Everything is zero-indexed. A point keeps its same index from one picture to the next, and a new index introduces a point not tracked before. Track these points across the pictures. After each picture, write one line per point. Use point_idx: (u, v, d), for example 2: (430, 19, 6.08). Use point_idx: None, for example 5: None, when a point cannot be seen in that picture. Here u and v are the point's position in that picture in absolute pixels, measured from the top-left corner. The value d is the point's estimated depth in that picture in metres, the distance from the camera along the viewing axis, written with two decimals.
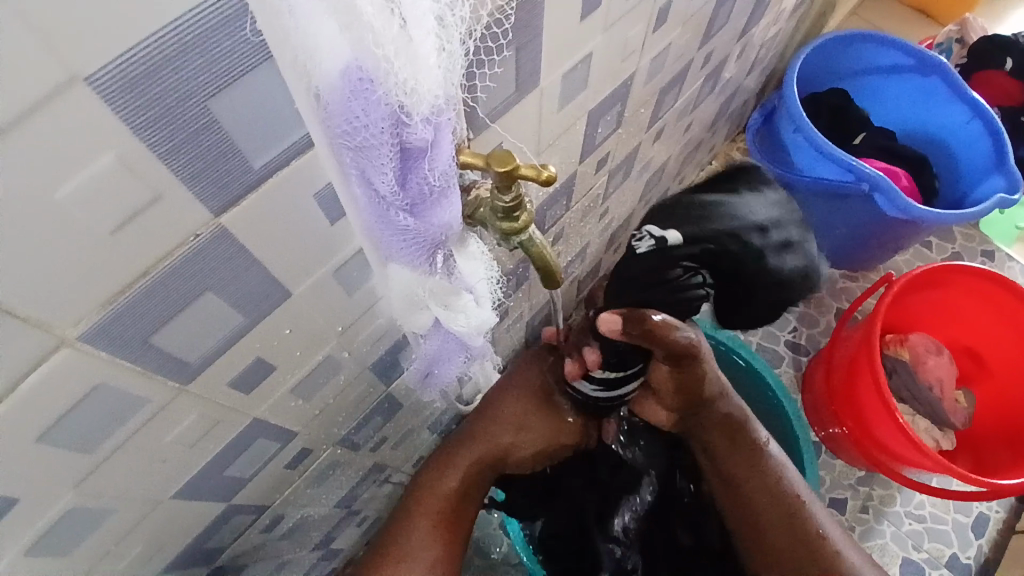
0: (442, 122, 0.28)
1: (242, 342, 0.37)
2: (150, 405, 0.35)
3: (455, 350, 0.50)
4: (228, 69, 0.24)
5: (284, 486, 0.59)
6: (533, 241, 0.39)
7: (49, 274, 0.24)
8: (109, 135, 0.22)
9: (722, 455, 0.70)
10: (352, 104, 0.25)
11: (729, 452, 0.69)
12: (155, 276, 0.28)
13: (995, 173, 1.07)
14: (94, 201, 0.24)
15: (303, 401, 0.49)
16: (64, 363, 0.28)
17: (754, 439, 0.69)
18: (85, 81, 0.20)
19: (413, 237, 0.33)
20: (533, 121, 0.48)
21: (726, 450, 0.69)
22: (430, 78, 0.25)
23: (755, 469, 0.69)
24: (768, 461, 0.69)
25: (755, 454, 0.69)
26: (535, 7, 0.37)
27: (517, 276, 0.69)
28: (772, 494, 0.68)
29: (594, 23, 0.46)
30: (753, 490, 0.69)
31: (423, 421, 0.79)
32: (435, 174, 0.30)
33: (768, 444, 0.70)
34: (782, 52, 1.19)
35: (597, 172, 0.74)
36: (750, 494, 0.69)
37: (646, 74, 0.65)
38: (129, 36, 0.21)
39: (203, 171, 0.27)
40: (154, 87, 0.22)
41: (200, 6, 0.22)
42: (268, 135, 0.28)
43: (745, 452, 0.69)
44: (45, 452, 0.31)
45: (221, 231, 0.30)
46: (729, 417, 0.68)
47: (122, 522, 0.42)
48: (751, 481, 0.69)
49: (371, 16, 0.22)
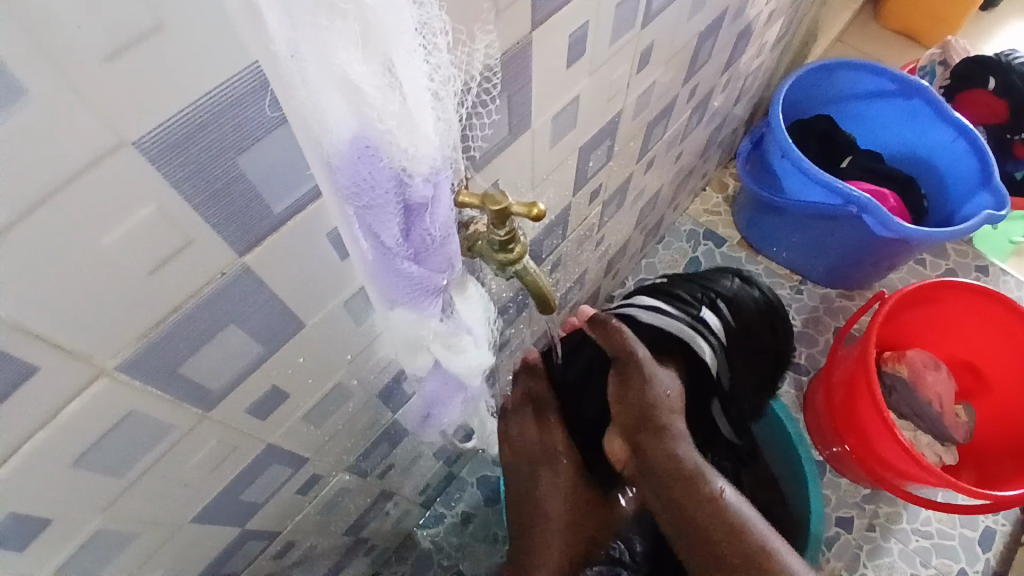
0: (441, 180, 0.31)
1: (259, 371, 0.40)
2: (175, 431, 0.37)
3: (453, 390, 0.52)
4: (255, 129, 0.28)
5: (296, 512, 0.61)
6: (528, 270, 0.42)
7: (92, 310, 0.28)
8: (152, 190, 0.26)
9: (678, 498, 0.63)
10: (359, 168, 0.29)
11: (685, 490, 0.63)
12: (186, 310, 0.31)
13: (982, 190, 1.10)
14: (135, 246, 0.27)
15: (315, 427, 0.52)
16: (100, 392, 0.31)
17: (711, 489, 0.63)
18: (131, 145, 0.24)
19: (417, 283, 0.36)
20: (526, 159, 0.52)
21: (679, 487, 0.63)
22: (428, 143, 0.29)
23: (716, 510, 0.62)
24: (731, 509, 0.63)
25: (713, 500, 0.63)
26: (523, 60, 0.41)
27: (517, 306, 0.72)
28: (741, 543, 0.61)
29: (580, 67, 0.50)
30: (714, 534, 0.62)
31: (430, 447, 0.81)
32: (436, 226, 0.33)
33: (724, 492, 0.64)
34: (768, 81, 1.24)
35: (591, 202, 0.78)
36: (712, 539, 0.62)
37: (634, 109, 0.69)
38: (171, 106, 0.24)
39: (229, 218, 0.30)
40: (188, 148, 0.26)
41: (231, 78, 0.25)
42: (286, 186, 0.31)
43: (703, 498, 0.63)
44: (78, 477, 0.34)
45: (244, 270, 0.33)
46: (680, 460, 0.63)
47: (143, 548, 0.44)
48: (711, 523, 0.62)
49: (371, 95, 0.26)
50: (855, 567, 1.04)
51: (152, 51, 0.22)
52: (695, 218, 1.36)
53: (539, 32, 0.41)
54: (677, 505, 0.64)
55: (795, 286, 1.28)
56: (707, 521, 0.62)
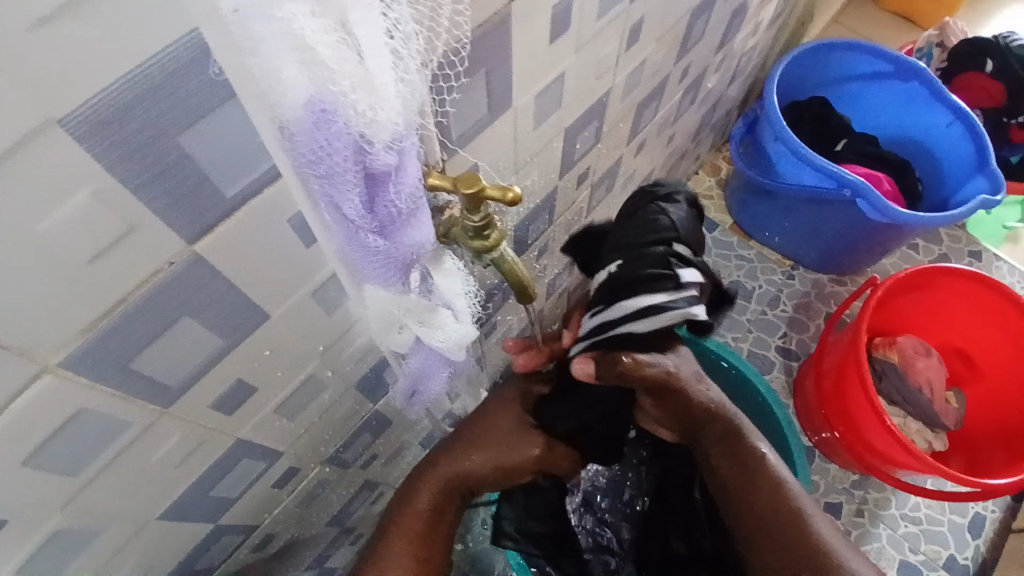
0: (404, 146, 0.29)
1: (222, 364, 0.38)
2: (133, 427, 0.35)
3: (438, 365, 0.50)
4: (198, 105, 0.25)
5: (273, 505, 0.60)
6: (505, 258, 0.40)
7: (26, 305, 0.25)
8: (84, 173, 0.24)
9: (720, 466, 0.62)
10: (316, 135, 0.26)
11: (728, 459, 0.61)
12: (133, 302, 0.29)
13: (977, 174, 1.09)
14: (69, 236, 0.25)
15: (288, 420, 0.50)
16: (44, 390, 0.29)
17: (755, 451, 0.61)
18: (58, 123, 0.22)
19: (385, 258, 0.34)
20: (508, 140, 0.50)
21: (722, 454, 0.61)
22: (388, 108, 0.26)
23: (757, 470, 0.61)
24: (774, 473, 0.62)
25: (756, 460, 0.61)
26: (502, 34, 0.39)
27: (502, 293, 0.70)
28: (781, 505, 0.61)
29: (565, 43, 0.47)
30: (758, 496, 0.61)
31: (414, 436, 0.79)
32: (402, 197, 0.31)
33: (769, 455, 0.62)
34: (762, 62, 1.22)
35: (579, 186, 0.75)
36: (755, 500, 0.62)
37: (623, 90, 0.66)
38: (99, 81, 0.22)
39: (174, 204, 0.28)
40: (122, 127, 0.24)
41: (170, 46, 0.23)
42: (240, 166, 0.29)
43: (744, 461, 0.61)
44: (31, 477, 0.32)
45: (195, 259, 0.31)
46: (727, 428, 0.60)
47: (109, 544, 0.42)
48: (755, 488, 0.61)
49: (325, 55, 0.23)
50: None
51: (78, 19, 0.20)
52: None
53: (519, 3, 0.38)
54: (718, 472, 0.62)
55: (787, 271, 1.27)
56: (749, 484, 0.61)
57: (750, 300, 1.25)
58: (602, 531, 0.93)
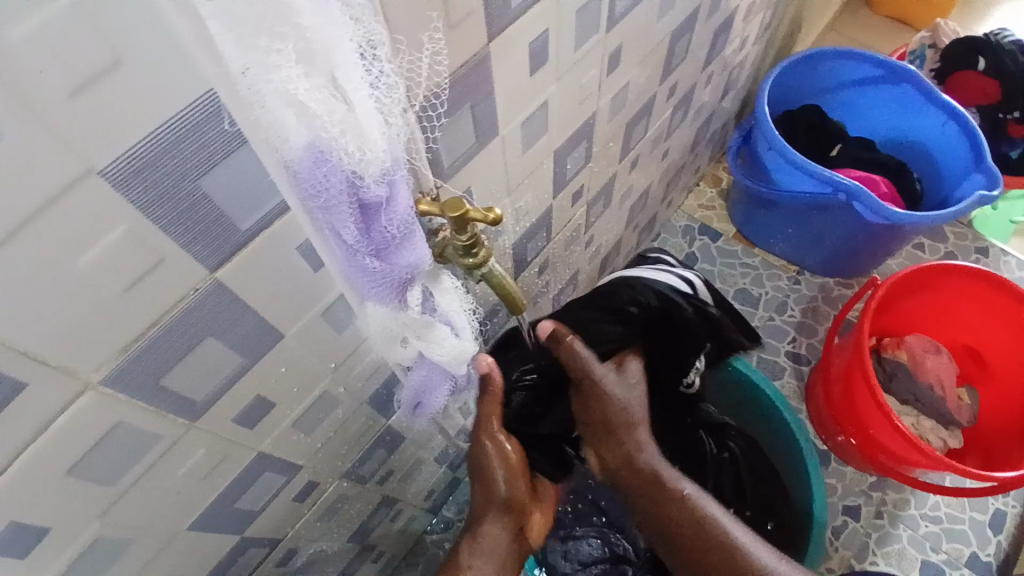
0: (395, 179, 0.33)
1: (243, 381, 0.42)
2: (163, 440, 0.39)
3: (441, 379, 0.53)
4: (214, 153, 0.29)
5: (295, 518, 0.63)
6: (495, 274, 0.43)
7: (68, 329, 0.29)
8: (119, 215, 0.28)
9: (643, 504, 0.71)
10: (316, 174, 0.30)
11: (651, 498, 0.70)
12: (162, 325, 0.33)
13: (974, 170, 1.10)
14: (104, 270, 0.29)
15: (305, 434, 0.54)
16: (87, 406, 0.33)
17: (674, 492, 0.70)
18: (97, 174, 0.26)
19: (383, 278, 0.37)
20: (499, 165, 0.53)
21: (642, 492, 0.70)
22: (376, 148, 0.30)
23: (679, 504, 0.70)
24: (695, 505, 0.70)
25: (674, 497, 0.70)
26: (483, 71, 0.43)
27: (506, 311, 0.74)
28: (705, 536, 0.69)
29: (545, 75, 0.51)
30: (682, 528, 0.70)
31: (429, 452, 0.82)
32: (394, 224, 0.35)
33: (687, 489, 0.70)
34: (754, 74, 1.25)
35: (574, 205, 0.79)
36: (681, 533, 0.70)
37: (609, 112, 0.70)
38: (129, 137, 0.26)
39: (196, 237, 0.32)
40: (152, 174, 0.28)
41: (189, 103, 0.27)
42: (252, 202, 0.33)
43: (663, 501, 0.70)
44: (73, 486, 0.36)
45: (217, 285, 0.35)
46: (640, 468, 0.69)
47: (143, 552, 0.46)
48: (676, 520, 0.70)
49: (317, 108, 0.27)
50: (863, 555, 1.04)
51: (107, 86, 0.24)
52: (690, 214, 1.37)
53: (497, 44, 0.42)
54: (646, 509, 0.71)
55: (792, 277, 1.29)
56: (672, 518, 0.70)
57: (757, 307, 1.27)
58: (617, 540, 0.94)
